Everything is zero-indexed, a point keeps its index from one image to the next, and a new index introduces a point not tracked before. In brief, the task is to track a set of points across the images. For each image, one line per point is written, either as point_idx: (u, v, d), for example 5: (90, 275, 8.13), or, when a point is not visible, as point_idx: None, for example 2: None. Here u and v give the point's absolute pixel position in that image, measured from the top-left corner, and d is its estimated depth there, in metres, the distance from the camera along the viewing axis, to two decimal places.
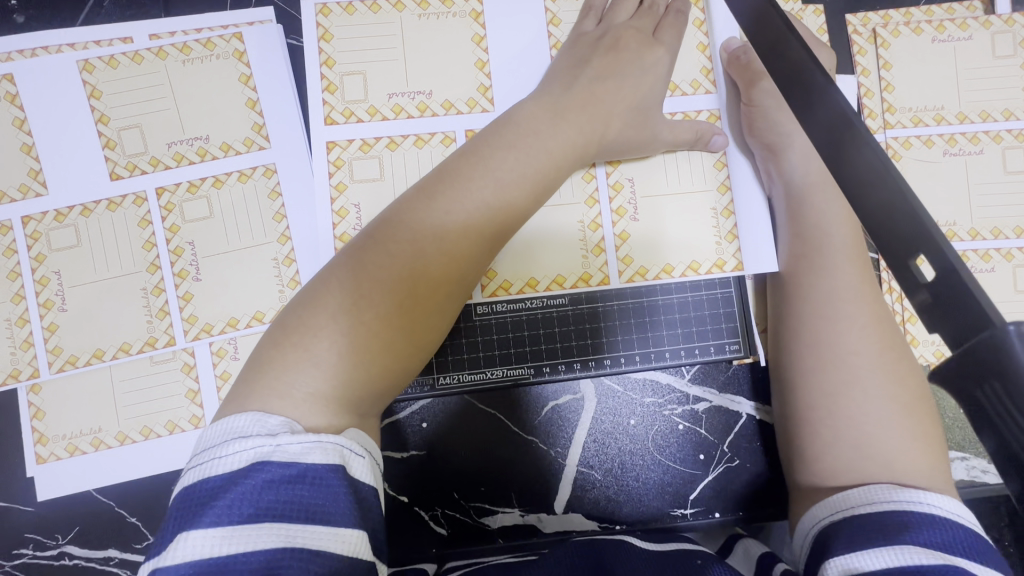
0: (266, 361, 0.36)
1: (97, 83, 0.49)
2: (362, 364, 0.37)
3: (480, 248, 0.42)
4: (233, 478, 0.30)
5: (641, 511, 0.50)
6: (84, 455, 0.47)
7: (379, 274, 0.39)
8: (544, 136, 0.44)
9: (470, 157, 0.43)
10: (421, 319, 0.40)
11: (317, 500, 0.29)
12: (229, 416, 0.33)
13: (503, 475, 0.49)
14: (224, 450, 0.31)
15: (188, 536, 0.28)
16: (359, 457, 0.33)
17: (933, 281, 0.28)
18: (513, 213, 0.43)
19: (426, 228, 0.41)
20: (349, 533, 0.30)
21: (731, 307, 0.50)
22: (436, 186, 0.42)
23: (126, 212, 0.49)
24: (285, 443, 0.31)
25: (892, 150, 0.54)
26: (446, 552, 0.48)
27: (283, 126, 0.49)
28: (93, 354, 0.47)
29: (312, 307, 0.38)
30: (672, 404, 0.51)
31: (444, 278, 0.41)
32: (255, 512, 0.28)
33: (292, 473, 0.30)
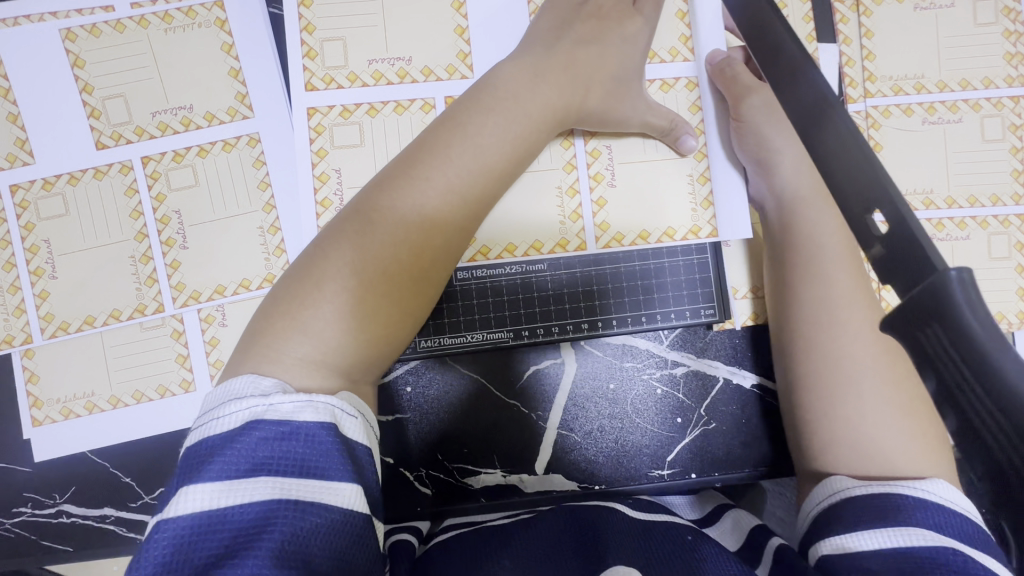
0: (259, 334, 0.37)
1: (80, 51, 0.49)
2: (347, 329, 0.38)
3: (465, 218, 0.43)
4: (229, 436, 0.31)
5: (620, 472, 0.51)
6: (78, 418, 0.48)
7: (365, 244, 0.40)
8: (528, 110, 0.44)
9: (450, 126, 0.43)
10: (409, 290, 0.41)
11: (310, 456, 0.31)
12: (227, 380, 0.34)
13: (487, 437, 0.51)
14: (221, 411, 0.32)
15: (189, 489, 0.29)
16: (350, 418, 0.34)
17: (886, 235, 0.29)
18: (494, 177, 0.44)
19: (408, 197, 0.41)
20: (343, 486, 0.31)
21: (706, 272, 0.51)
22: (416, 155, 0.43)
23: (112, 181, 0.49)
24: (277, 402, 0.31)
25: (871, 119, 0.54)
26: (438, 510, 0.50)
27: (266, 96, 0.50)
28: (84, 320, 0.49)
29: (300, 278, 0.39)
30: (650, 368, 0.52)
31: (426, 244, 0.41)
32: (250, 466, 0.30)
33: (286, 430, 0.31)
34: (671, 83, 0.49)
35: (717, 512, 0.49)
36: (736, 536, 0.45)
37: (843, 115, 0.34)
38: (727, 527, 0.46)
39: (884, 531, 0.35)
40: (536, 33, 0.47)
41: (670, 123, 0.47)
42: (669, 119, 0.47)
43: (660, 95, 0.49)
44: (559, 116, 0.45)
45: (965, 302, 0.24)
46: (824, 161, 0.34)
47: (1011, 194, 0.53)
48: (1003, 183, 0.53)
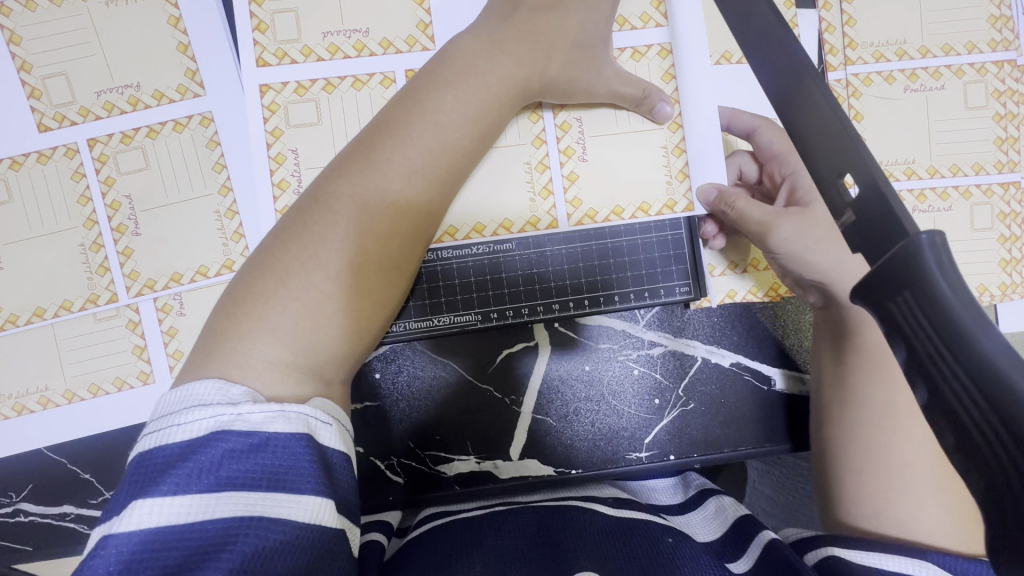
0: (221, 335, 0.33)
1: (15, 27, 0.46)
2: (321, 328, 0.35)
3: (434, 203, 0.40)
4: (190, 447, 0.28)
5: (597, 455, 0.50)
6: (32, 415, 0.46)
7: (323, 244, 0.36)
8: (490, 83, 0.42)
9: (411, 105, 0.40)
10: (376, 285, 0.38)
11: (280, 468, 0.29)
12: (190, 383, 0.31)
13: (459, 423, 0.50)
14: (182, 417, 0.29)
15: (142, 502, 0.27)
16: (326, 425, 0.32)
17: (857, 200, 0.27)
18: (461, 157, 0.41)
19: (370, 181, 0.38)
20: (312, 501, 0.29)
21: (681, 248, 0.49)
22: (376, 137, 0.40)
23: (57, 165, 0.47)
24: (246, 412, 0.29)
25: (851, 88, 0.52)
26: (411, 498, 0.49)
27: (217, 73, 0.47)
28: (34, 312, 0.46)
29: (262, 273, 0.35)
30: (627, 349, 0.50)
31: (393, 229, 0.38)
32: (213, 480, 0.28)
33: (254, 442, 0.29)
34: (643, 50, 0.47)
35: (699, 498, 0.47)
36: (718, 525, 0.43)
37: (821, 85, 0.32)
38: (710, 514, 0.44)
39: (901, 558, 0.34)
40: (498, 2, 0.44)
41: (643, 92, 0.45)
42: (643, 87, 0.45)
43: (631, 64, 0.47)
44: (524, 91, 0.43)
45: (936, 268, 0.22)
46: (803, 137, 0.32)
47: (993, 163, 0.52)
48: (986, 151, 0.52)
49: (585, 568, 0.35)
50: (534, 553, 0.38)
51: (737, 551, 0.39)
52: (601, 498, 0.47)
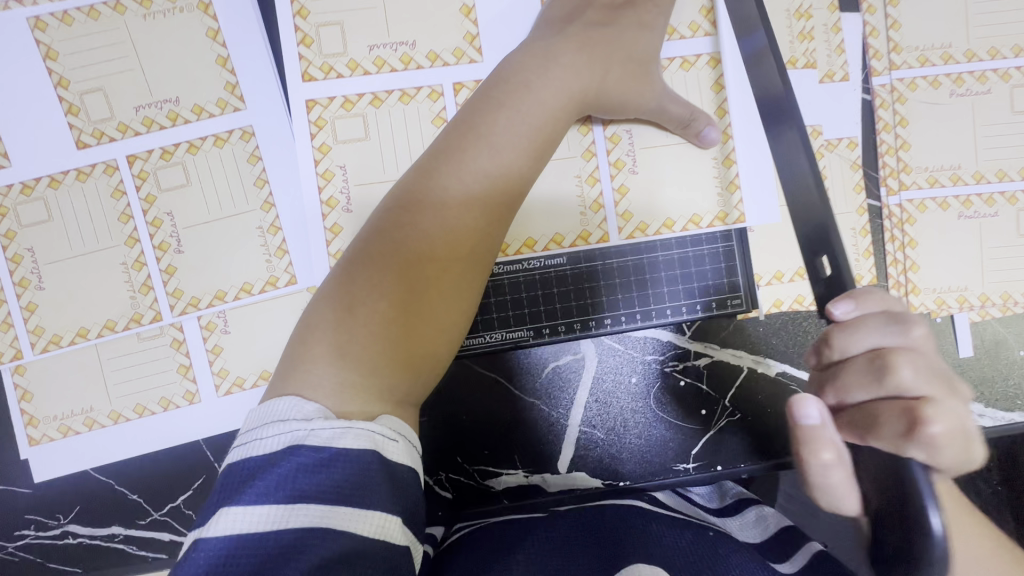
0: (298, 357, 0.34)
1: (51, 42, 0.45)
2: (393, 356, 0.34)
3: (490, 223, 0.39)
4: (268, 461, 0.29)
5: (645, 468, 0.50)
6: (78, 436, 0.46)
7: (386, 280, 0.36)
8: (543, 100, 0.41)
9: (465, 132, 0.40)
10: (439, 313, 0.37)
11: (348, 483, 0.28)
12: (271, 399, 0.31)
13: (508, 438, 0.49)
14: (262, 432, 0.30)
15: (225, 511, 0.27)
16: (393, 441, 0.31)
17: (827, 276, 0.38)
18: (515, 176, 0.40)
19: (428, 209, 0.38)
20: (377, 514, 0.28)
21: (732, 260, 0.48)
22: (432, 164, 0.39)
23: (97, 183, 0.46)
24: (317, 428, 0.29)
25: (896, 93, 0.52)
26: (457, 513, 0.49)
27: (260, 88, 0.46)
28: (77, 332, 0.46)
29: (333, 304, 0.35)
30: (674, 361, 0.50)
31: (452, 254, 0.38)
32: (286, 492, 0.27)
33: (324, 457, 0.28)
34: (692, 60, 0.47)
35: (737, 506, 0.48)
36: (760, 530, 0.43)
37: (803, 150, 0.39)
38: (749, 522, 0.45)
39: None
40: (548, 15, 0.44)
41: (691, 114, 0.44)
42: (691, 109, 0.44)
43: (680, 74, 0.46)
44: (580, 103, 0.42)
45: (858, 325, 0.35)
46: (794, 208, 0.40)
47: None
48: None
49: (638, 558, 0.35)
50: (588, 539, 0.39)
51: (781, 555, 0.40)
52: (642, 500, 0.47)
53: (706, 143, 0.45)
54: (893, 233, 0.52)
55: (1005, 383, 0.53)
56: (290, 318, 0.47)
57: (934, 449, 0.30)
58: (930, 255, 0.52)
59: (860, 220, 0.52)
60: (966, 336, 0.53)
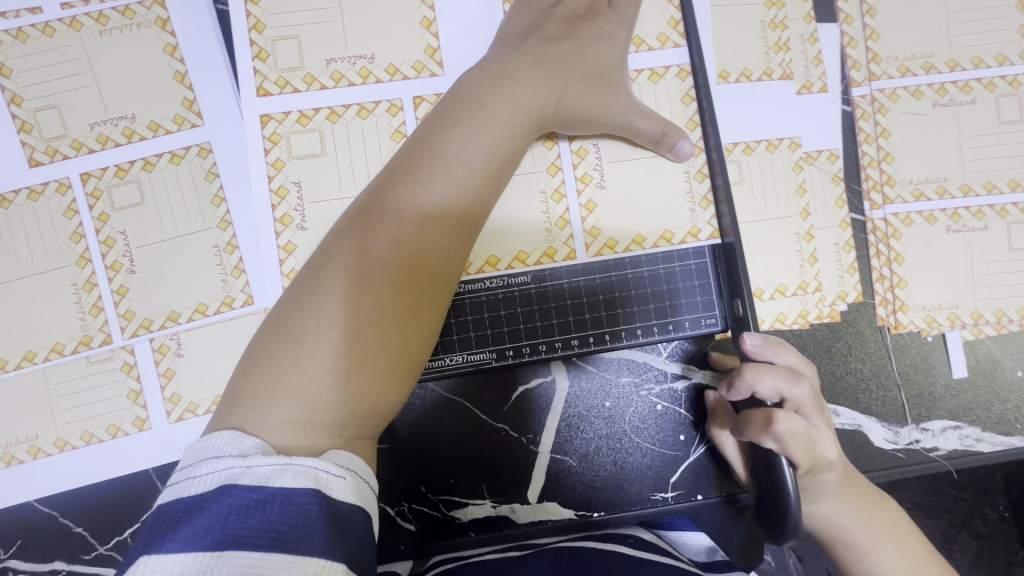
0: (241, 390, 0.32)
1: (6, 59, 0.44)
2: (339, 387, 0.32)
3: (448, 245, 0.38)
4: (200, 501, 0.27)
5: (622, 498, 0.47)
6: (20, 465, 0.44)
7: (335, 305, 0.34)
8: (500, 118, 0.39)
9: (420, 150, 0.38)
10: (397, 335, 0.35)
11: (283, 526, 0.26)
12: (210, 434, 0.30)
13: (475, 466, 0.47)
14: (198, 470, 0.28)
15: (146, 559, 0.25)
16: (338, 479, 0.29)
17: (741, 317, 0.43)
18: (474, 197, 0.39)
19: (381, 232, 0.36)
20: (311, 562, 0.25)
21: (706, 278, 0.46)
22: (385, 186, 0.38)
23: (49, 202, 0.45)
24: (254, 465, 0.28)
25: (876, 104, 0.50)
26: (423, 547, 0.46)
27: (217, 104, 0.45)
28: (23, 356, 0.44)
29: (277, 334, 0.33)
30: (649, 383, 0.48)
31: (408, 278, 0.36)
32: (213, 537, 0.25)
33: (258, 497, 0.27)
34: (661, 71, 0.45)
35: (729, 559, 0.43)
36: None
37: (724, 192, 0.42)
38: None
39: None
40: (510, 28, 0.43)
41: (663, 129, 0.43)
42: (661, 124, 0.43)
43: (649, 86, 0.45)
44: (541, 119, 0.41)
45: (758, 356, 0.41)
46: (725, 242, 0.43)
47: None
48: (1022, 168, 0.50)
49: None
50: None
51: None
52: (622, 540, 0.43)
53: (683, 158, 0.44)
54: (878, 248, 0.50)
55: (1002, 405, 0.50)
56: (245, 339, 0.45)
57: (783, 444, 0.38)
58: (918, 271, 0.49)
59: (843, 234, 0.49)
60: (958, 355, 0.50)
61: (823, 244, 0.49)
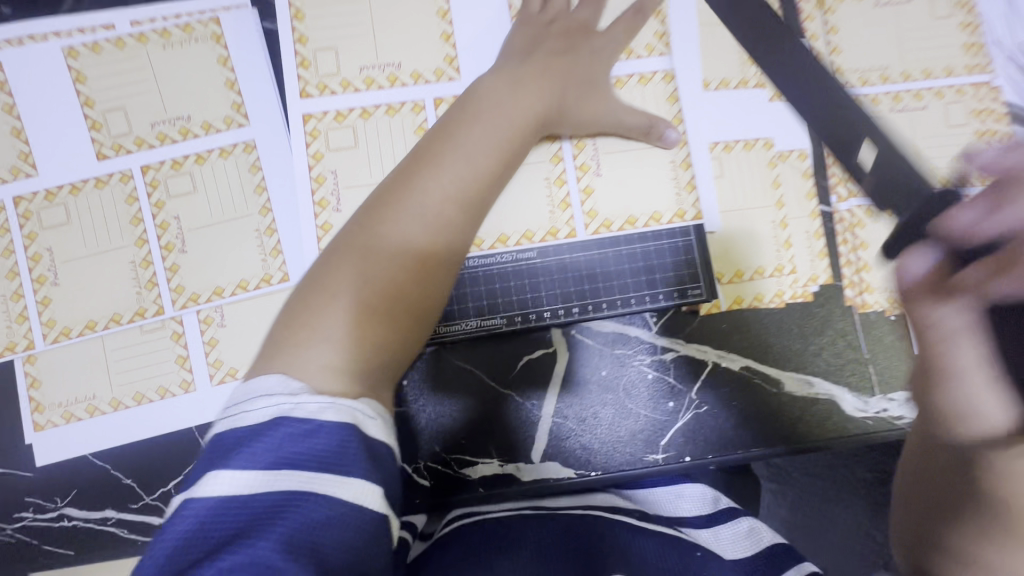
0: (282, 335, 0.37)
1: (82, 68, 0.51)
2: (367, 333, 0.38)
3: (464, 222, 0.44)
4: (256, 430, 0.32)
5: (618, 458, 0.52)
6: (79, 422, 0.49)
7: (368, 270, 0.39)
8: (510, 116, 0.47)
9: (442, 141, 0.45)
10: (417, 295, 0.41)
11: (329, 453, 0.31)
12: (258, 377, 0.34)
13: (484, 427, 0.52)
14: (252, 405, 0.33)
15: (214, 474, 0.30)
16: (373, 419, 0.34)
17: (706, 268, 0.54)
18: (487, 181, 0.45)
19: (406, 207, 0.42)
20: (356, 483, 0.31)
21: (690, 254, 0.54)
22: (411, 169, 0.44)
23: (113, 190, 0.51)
24: (303, 401, 0.32)
25: (840, 110, 0.56)
26: (436, 501, 0.51)
27: (262, 107, 0.52)
28: (86, 324, 0.50)
29: (314, 288, 0.39)
30: (641, 354, 0.53)
31: (430, 247, 0.42)
32: (273, 458, 0.31)
33: (309, 428, 0.31)
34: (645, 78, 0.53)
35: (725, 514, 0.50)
36: (747, 544, 0.46)
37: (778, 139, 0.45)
38: (741, 532, 0.48)
39: None
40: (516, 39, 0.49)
41: (649, 123, 0.51)
42: (649, 119, 0.51)
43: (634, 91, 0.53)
44: (543, 119, 0.49)
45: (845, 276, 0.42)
46: None
47: None
48: None
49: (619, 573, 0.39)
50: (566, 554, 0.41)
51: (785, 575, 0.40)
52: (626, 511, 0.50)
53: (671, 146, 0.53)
54: (845, 237, 0.56)
55: None
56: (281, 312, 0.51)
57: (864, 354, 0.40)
58: (881, 256, 0.55)
59: (813, 224, 0.55)
60: None
61: (796, 232, 0.55)
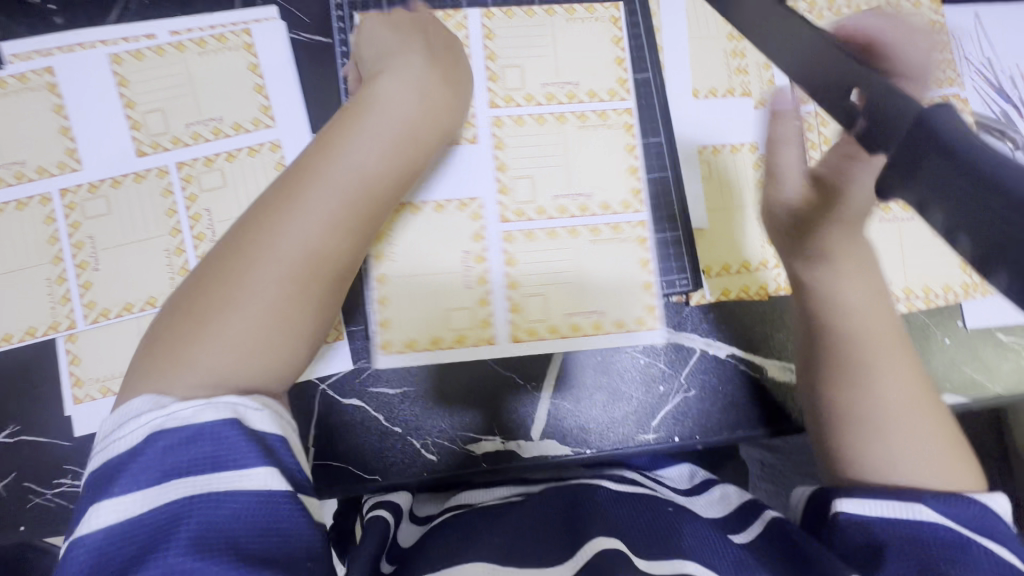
0: (157, 363, 0.37)
1: (125, 73, 0.56)
2: (249, 353, 0.37)
3: (352, 232, 0.42)
4: (132, 451, 0.33)
5: (612, 436, 0.56)
6: (115, 396, 0.53)
7: (241, 292, 0.38)
8: (400, 124, 0.45)
9: (321, 149, 0.43)
10: (300, 311, 0.39)
11: (216, 453, 0.33)
12: (127, 403, 0.35)
13: (488, 406, 0.56)
14: (122, 431, 0.33)
15: (97, 507, 0.31)
16: (256, 410, 0.35)
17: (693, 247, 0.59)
18: (376, 188, 0.43)
19: (282, 219, 0.40)
20: (256, 472, 0.33)
21: (680, 247, 0.59)
22: (290, 180, 0.41)
23: (150, 184, 0.56)
24: (175, 411, 0.34)
25: (820, 119, 0.61)
26: (442, 475, 0.55)
27: (289, 111, 0.57)
28: (123, 306, 0.54)
29: (187, 313, 0.38)
30: (634, 340, 0.57)
31: (311, 261, 0.40)
32: (159, 472, 0.32)
33: (186, 436, 0.33)
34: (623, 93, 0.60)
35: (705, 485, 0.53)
36: (722, 506, 0.48)
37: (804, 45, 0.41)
38: (715, 498, 0.50)
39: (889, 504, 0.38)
40: None
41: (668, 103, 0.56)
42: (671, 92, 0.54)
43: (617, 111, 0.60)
44: None
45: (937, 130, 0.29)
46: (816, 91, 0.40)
47: None
48: None
49: (598, 534, 0.41)
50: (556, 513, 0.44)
51: (738, 526, 0.44)
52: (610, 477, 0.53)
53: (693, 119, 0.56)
54: None
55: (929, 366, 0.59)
56: None
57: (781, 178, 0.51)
58: None
59: None
60: None
61: None
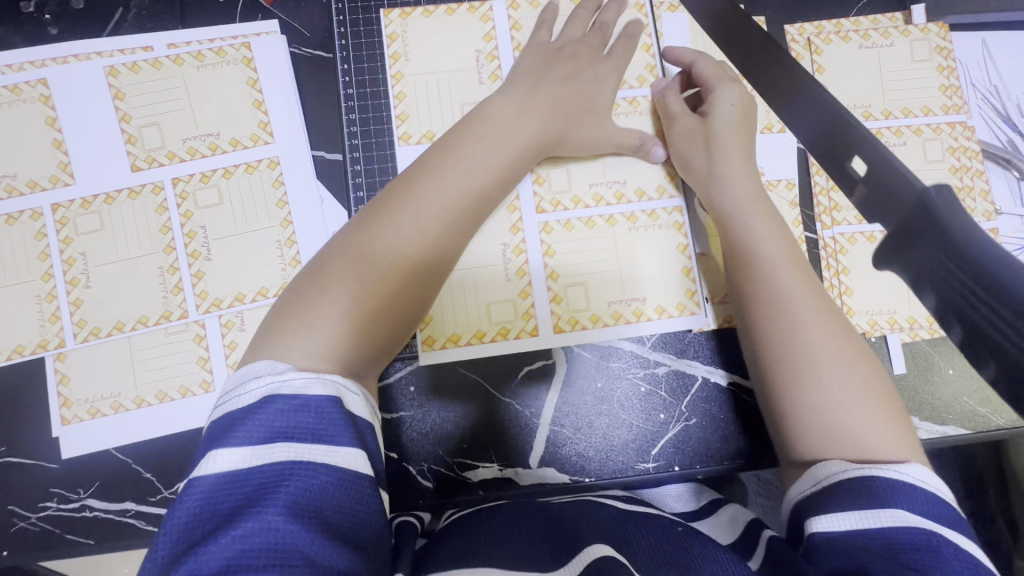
0: (270, 339, 0.37)
1: (121, 86, 0.55)
2: (358, 332, 0.38)
3: (459, 230, 0.45)
4: (246, 411, 0.32)
5: (611, 465, 0.55)
6: (105, 417, 0.52)
7: (365, 275, 0.40)
8: (512, 136, 0.49)
9: (444, 153, 0.46)
10: (407, 299, 0.42)
11: (319, 424, 0.32)
12: (248, 364, 0.35)
13: (484, 432, 0.55)
14: (243, 389, 0.33)
15: (213, 454, 0.31)
16: (354, 394, 0.35)
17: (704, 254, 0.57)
18: (485, 195, 0.47)
19: (407, 212, 0.42)
20: (346, 450, 0.32)
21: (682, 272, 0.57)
22: (414, 177, 0.45)
23: (145, 200, 0.54)
24: (291, 377, 0.33)
25: None
26: (439, 502, 0.54)
27: (287, 127, 0.56)
28: (114, 325, 0.53)
29: (306, 288, 0.39)
30: (635, 368, 0.57)
31: (425, 255, 0.43)
32: (269, 433, 0.31)
33: (297, 402, 0.32)
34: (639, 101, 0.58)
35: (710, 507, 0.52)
36: (728, 530, 0.46)
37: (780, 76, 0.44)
38: (721, 521, 0.48)
39: (857, 513, 0.34)
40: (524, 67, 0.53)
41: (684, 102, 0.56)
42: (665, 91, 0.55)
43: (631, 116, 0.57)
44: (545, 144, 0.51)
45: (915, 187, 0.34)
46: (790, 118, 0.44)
47: None
48: None
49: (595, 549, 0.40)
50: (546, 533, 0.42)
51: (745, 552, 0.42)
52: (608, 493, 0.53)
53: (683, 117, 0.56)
54: (828, 262, 0.60)
55: (931, 396, 0.59)
56: None
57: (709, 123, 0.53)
58: (861, 281, 0.59)
59: None
60: (898, 354, 0.59)
61: None
